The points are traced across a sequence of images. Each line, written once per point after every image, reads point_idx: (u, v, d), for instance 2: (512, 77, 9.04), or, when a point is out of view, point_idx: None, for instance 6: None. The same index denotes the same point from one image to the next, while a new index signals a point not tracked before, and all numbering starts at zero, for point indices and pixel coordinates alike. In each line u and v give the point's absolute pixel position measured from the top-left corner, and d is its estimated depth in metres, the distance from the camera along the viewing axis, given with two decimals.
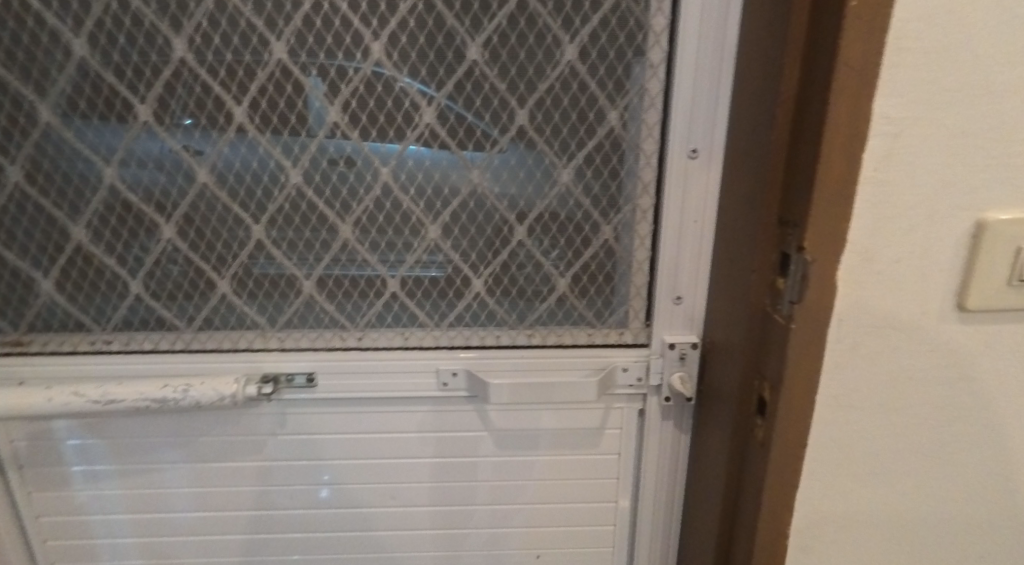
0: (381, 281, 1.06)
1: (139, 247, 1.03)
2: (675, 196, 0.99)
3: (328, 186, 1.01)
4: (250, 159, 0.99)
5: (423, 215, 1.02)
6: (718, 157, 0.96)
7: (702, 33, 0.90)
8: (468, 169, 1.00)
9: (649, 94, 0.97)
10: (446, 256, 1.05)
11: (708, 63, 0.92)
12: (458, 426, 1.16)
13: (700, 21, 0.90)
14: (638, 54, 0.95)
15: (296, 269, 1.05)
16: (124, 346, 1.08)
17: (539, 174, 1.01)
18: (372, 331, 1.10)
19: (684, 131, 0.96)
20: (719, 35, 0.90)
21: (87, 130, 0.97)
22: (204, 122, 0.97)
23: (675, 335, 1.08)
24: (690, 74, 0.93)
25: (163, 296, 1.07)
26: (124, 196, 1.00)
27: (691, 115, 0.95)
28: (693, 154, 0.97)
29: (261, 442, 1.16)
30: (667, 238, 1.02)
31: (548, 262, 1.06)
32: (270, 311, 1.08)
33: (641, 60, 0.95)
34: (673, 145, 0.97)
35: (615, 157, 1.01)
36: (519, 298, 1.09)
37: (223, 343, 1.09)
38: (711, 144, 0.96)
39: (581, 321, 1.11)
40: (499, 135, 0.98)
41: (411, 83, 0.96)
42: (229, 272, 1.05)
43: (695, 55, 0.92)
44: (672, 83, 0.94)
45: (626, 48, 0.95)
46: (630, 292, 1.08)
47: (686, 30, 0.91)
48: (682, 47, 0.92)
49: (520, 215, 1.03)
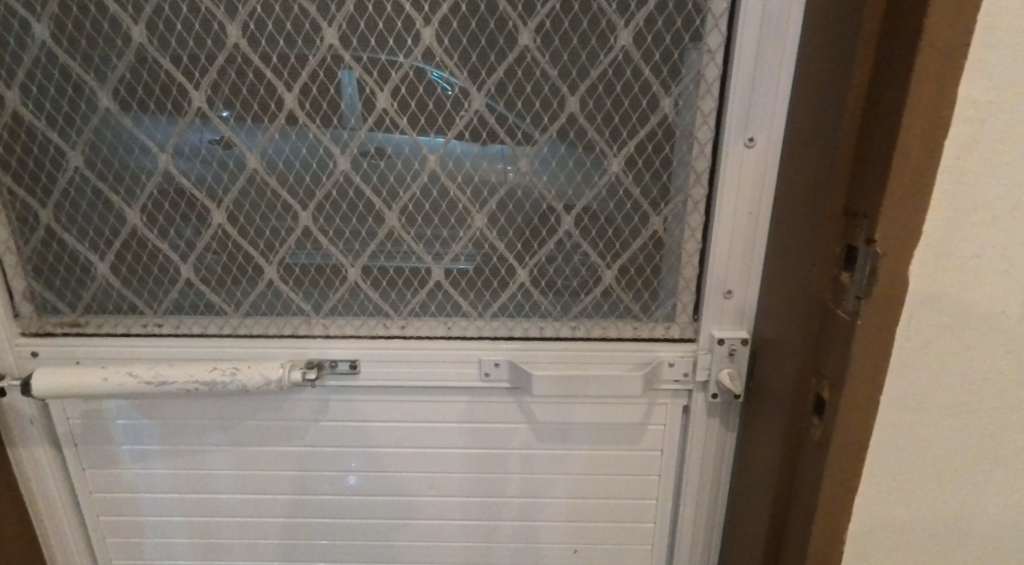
0: (426, 270, 1.06)
1: (190, 232, 1.05)
2: (730, 187, 0.96)
3: (375, 173, 1.01)
4: (299, 146, 1.00)
5: (470, 203, 1.01)
6: (775, 146, 0.93)
7: (765, 16, 0.87)
8: (517, 156, 0.98)
9: (706, 81, 0.93)
10: (491, 246, 1.04)
11: (770, 47, 0.88)
12: (499, 418, 1.16)
13: (764, 3, 0.87)
14: (697, 38, 0.92)
15: (341, 256, 1.05)
16: (175, 329, 1.11)
17: (589, 164, 0.98)
18: (415, 320, 1.09)
19: (742, 118, 0.92)
20: (783, 18, 0.86)
21: (143, 116, 0.99)
22: (256, 108, 0.98)
23: (724, 331, 1.05)
24: (750, 60, 0.89)
25: (213, 281, 1.08)
26: (178, 182, 1.02)
27: (751, 103, 0.91)
28: (750, 143, 0.93)
29: (303, 428, 1.18)
30: (720, 230, 0.99)
31: (595, 253, 1.04)
32: (315, 297, 1.09)
33: (699, 44, 0.92)
34: (730, 133, 0.93)
35: (668, 146, 0.97)
36: (563, 290, 1.07)
37: (269, 328, 1.10)
38: (771, 131, 0.93)
39: (626, 315, 1.08)
40: (549, 122, 0.96)
41: (461, 68, 0.94)
42: (276, 258, 1.06)
43: (757, 40, 0.88)
44: (732, 68, 0.91)
45: (684, 32, 0.92)
46: (679, 286, 1.05)
47: (749, 13, 0.87)
48: (743, 31, 0.88)
49: (568, 205, 1.01)
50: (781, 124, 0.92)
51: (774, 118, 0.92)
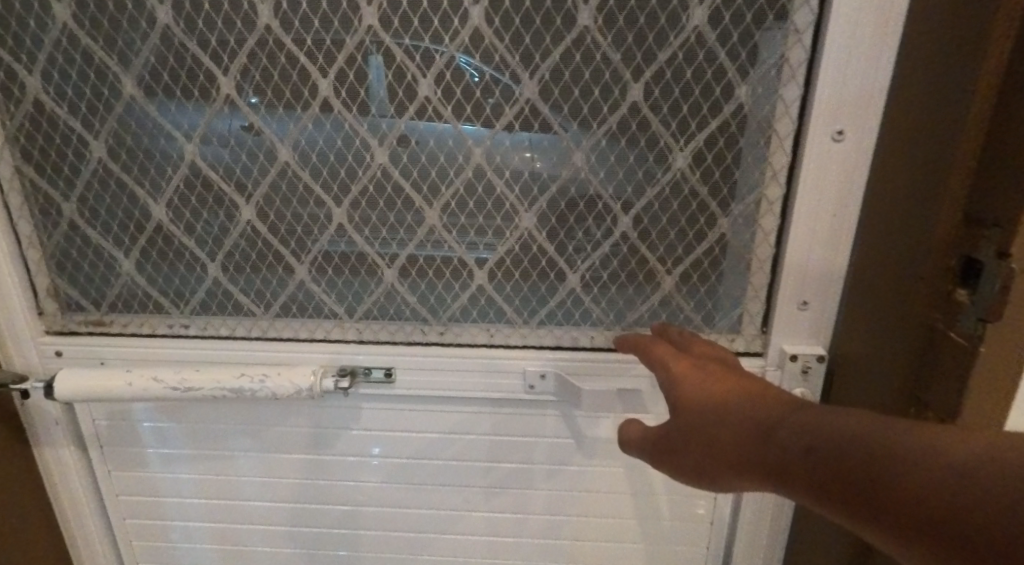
0: (468, 273, 0.98)
1: (218, 228, 0.99)
2: (812, 186, 0.86)
3: (415, 167, 0.93)
4: (334, 137, 0.92)
5: (518, 201, 0.93)
6: (867, 139, 0.83)
7: None
8: (571, 150, 0.90)
9: (791, 66, 0.83)
10: (539, 248, 0.95)
11: (866, 28, 0.78)
12: (542, 432, 1.07)
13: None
14: (782, 17, 0.81)
15: (377, 257, 0.98)
16: (202, 330, 1.05)
17: (651, 159, 0.89)
18: (455, 326, 1.01)
19: (831, 108, 0.82)
20: None
21: (169, 104, 0.92)
22: (288, 96, 0.90)
23: (797, 346, 0.94)
24: (844, 44, 0.79)
25: (241, 280, 1.02)
26: (205, 174, 0.96)
27: (843, 93, 0.81)
28: (838, 136, 0.83)
29: (334, 437, 1.10)
30: (796, 233, 0.89)
31: (654, 257, 0.94)
32: (349, 300, 1.01)
33: (785, 25, 0.82)
34: (816, 125, 0.83)
35: (740, 140, 0.87)
36: (618, 297, 0.97)
37: (300, 332, 1.03)
38: (862, 124, 0.83)
39: (686, 325, 0.98)
40: (608, 111, 0.87)
41: (513, 52, 0.86)
42: (307, 258, 0.99)
43: (852, 18, 0.78)
44: (821, 54, 0.81)
45: (765, 10, 0.81)
46: (747, 295, 0.95)
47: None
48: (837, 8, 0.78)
49: (626, 204, 0.92)
50: (875, 115, 0.82)
51: (868, 109, 0.82)
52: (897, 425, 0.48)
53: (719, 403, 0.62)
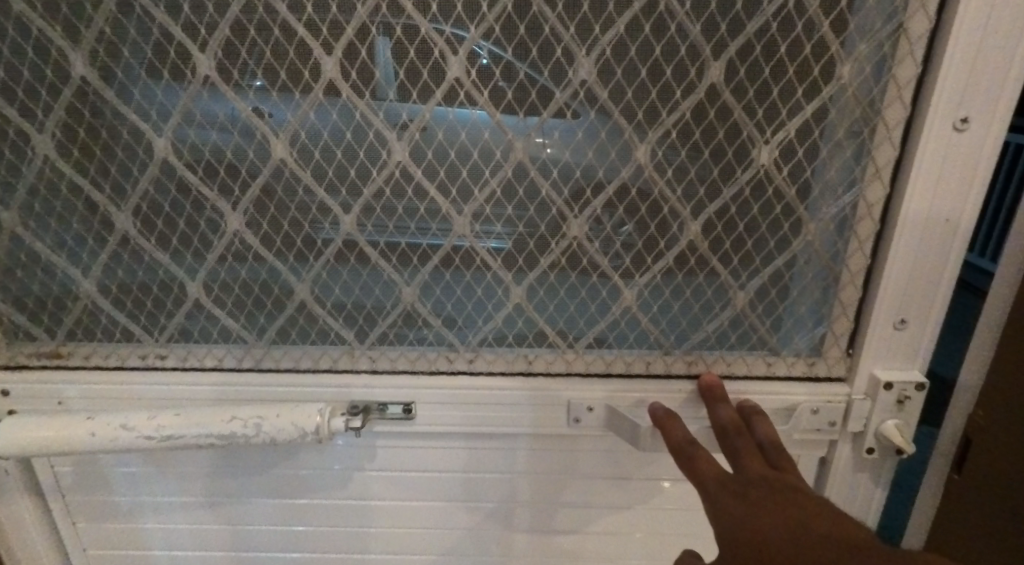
0: (504, 290, 0.82)
1: (200, 241, 0.82)
2: (922, 184, 0.73)
3: (443, 166, 0.77)
4: (342, 129, 0.75)
5: (567, 206, 0.78)
6: (995, 130, 0.71)
7: None
8: (633, 145, 0.75)
9: (909, 40, 0.70)
10: (589, 262, 0.80)
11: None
12: (587, 469, 0.92)
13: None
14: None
15: (394, 275, 0.82)
16: (182, 361, 0.87)
17: (729, 154, 0.75)
18: (487, 351, 0.86)
19: (955, 93, 0.70)
20: None
21: (132, 88, 0.75)
22: (283, 77, 0.73)
23: (889, 371, 0.81)
24: (975, 15, 0.67)
25: (229, 302, 0.85)
26: (181, 175, 0.79)
27: (970, 74, 0.69)
28: (962, 124, 0.71)
29: (344, 479, 0.94)
30: (900, 241, 0.76)
31: (726, 270, 0.80)
32: (360, 323, 0.85)
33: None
34: (934, 112, 0.71)
35: (833, 129, 0.74)
36: (681, 317, 0.83)
37: (301, 362, 0.87)
38: (991, 113, 0.71)
39: (760, 347, 0.84)
40: (682, 96, 0.73)
41: (567, 23, 0.70)
42: (309, 275, 0.82)
43: None
44: (949, 25, 0.68)
45: None
46: (833, 311, 0.81)
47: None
48: None
49: (696, 208, 0.77)
50: (1008, 103, 0.70)
51: (999, 93, 0.70)
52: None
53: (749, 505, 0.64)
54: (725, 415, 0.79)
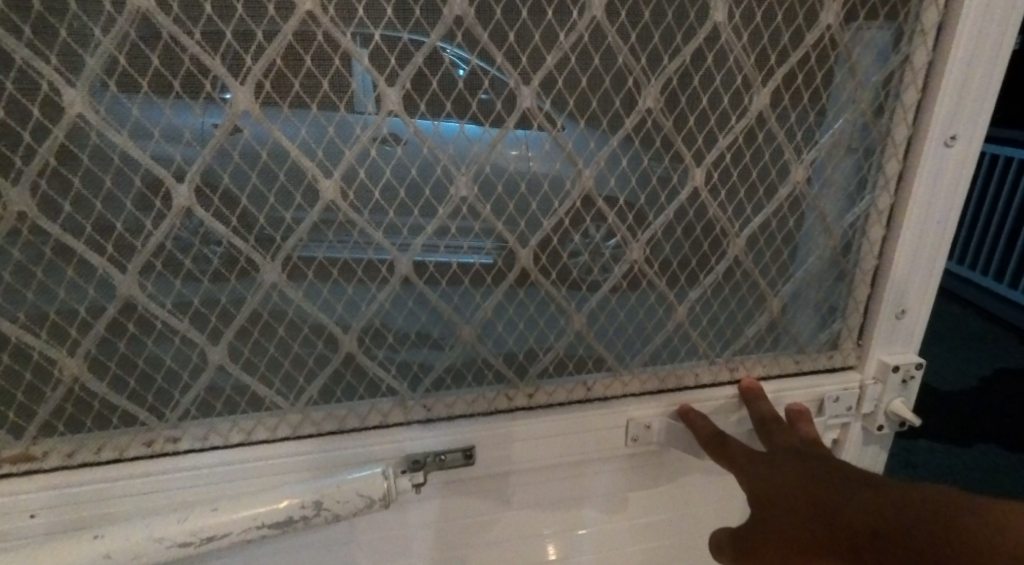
0: (566, 320, 0.81)
1: (228, 300, 0.71)
2: (922, 191, 0.85)
3: (511, 199, 0.74)
4: (406, 166, 0.69)
5: (630, 232, 0.79)
6: (972, 145, 0.84)
7: None
8: (691, 169, 0.77)
9: (914, 68, 0.80)
10: (648, 284, 0.82)
11: (984, 30, 0.78)
12: (640, 486, 0.93)
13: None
14: (906, 18, 0.78)
15: (455, 315, 0.77)
16: (200, 441, 0.76)
17: (772, 174, 0.81)
18: (547, 383, 0.84)
19: (948, 114, 0.82)
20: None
21: (150, 127, 0.62)
22: (342, 110, 0.66)
23: (893, 356, 0.93)
24: (966, 47, 0.78)
25: (262, 364, 0.75)
26: (207, 227, 0.67)
27: (958, 97, 0.81)
28: (951, 141, 0.83)
29: (392, 541, 0.86)
30: (903, 241, 0.87)
31: (765, 280, 0.86)
32: (414, 372, 0.80)
33: (907, 24, 0.78)
34: (932, 129, 0.82)
35: (850, 149, 0.83)
36: (726, 327, 0.87)
37: (347, 420, 0.79)
38: (970, 131, 0.84)
39: (789, 347, 0.91)
40: (736, 121, 0.76)
41: (638, 54, 0.71)
42: (359, 324, 0.75)
43: (976, 23, 0.78)
44: (947, 55, 0.79)
45: (881, 8, 0.77)
46: (847, 308, 0.91)
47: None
48: (966, 10, 0.77)
49: (742, 225, 0.82)
50: (982, 123, 0.83)
51: (978, 114, 0.83)
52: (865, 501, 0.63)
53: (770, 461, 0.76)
54: (767, 410, 0.85)
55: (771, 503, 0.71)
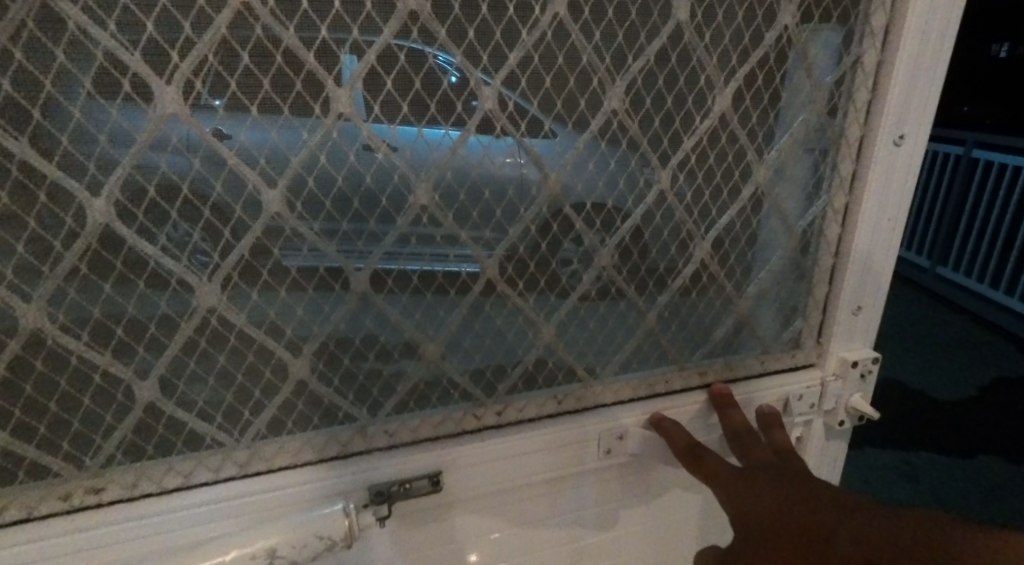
0: (534, 333, 0.77)
1: (158, 329, 0.63)
2: (874, 191, 0.85)
3: (475, 207, 0.68)
4: (360, 174, 0.63)
5: (599, 238, 0.74)
6: (918, 144, 0.85)
7: None
8: (658, 171, 0.74)
9: (865, 70, 0.80)
10: (617, 291, 0.78)
11: (928, 32, 0.79)
12: (616, 499, 0.90)
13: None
14: (856, 20, 0.78)
15: (418, 333, 0.72)
16: (130, 489, 0.67)
17: (735, 174, 0.79)
18: (517, 399, 0.80)
19: (896, 114, 0.82)
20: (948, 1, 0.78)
21: (59, 133, 0.53)
22: (286, 113, 0.59)
23: (851, 351, 0.94)
24: (912, 49, 0.79)
25: (200, 399, 0.67)
26: (131, 247, 0.58)
27: (906, 98, 0.82)
28: (898, 141, 0.84)
29: None
30: (858, 240, 0.87)
31: (730, 282, 0.85)
32: (374, 395, 0.74)
33: (858, 26, 0.78)
34: (882, 130, 0.82)
35: (808, 150, 0.83)
36: (692, 332, 0.86)
37: (301, 453, 0.72)
38: (916, 130, 0.84)
39: (753, 348, 0.91)
40: (700, 122, 0.74)
41: (603, 53, 0.67)
42: (312, 348, 0.69)
43: (920, 24, 0.78)
44: (895, 57, 0.79)
45: (834, 10, 0.76)
46: (808, 307, 0.91)
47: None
48: (910, 12, 0.77)
49: (707, 227, 0.80)
50: (927, 122, 0.84)
51: (923, 113, 0.84)
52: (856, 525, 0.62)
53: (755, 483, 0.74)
54: (740, 420, 0.84)
55: (774, 533, 0.68)
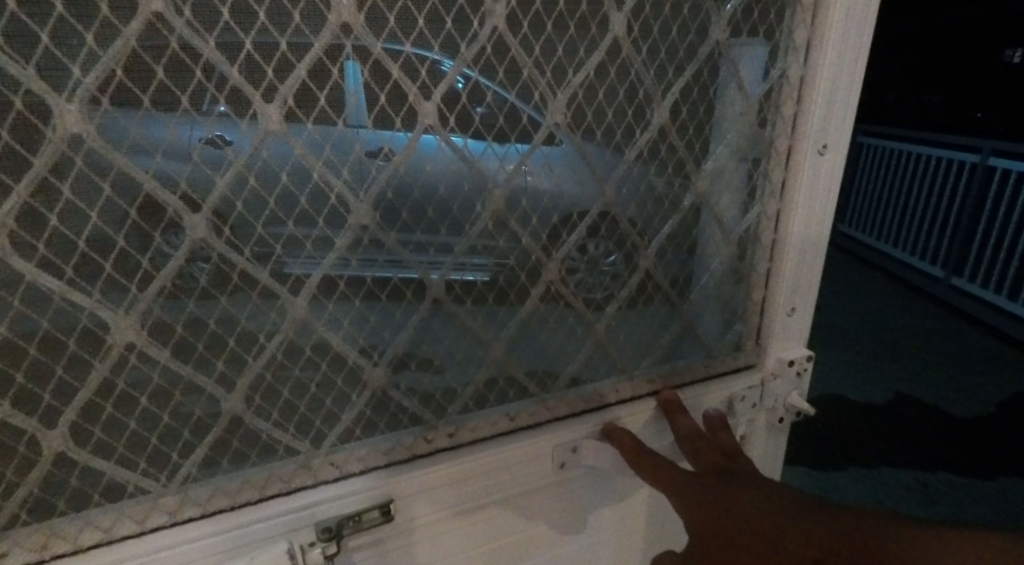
0: (483, 351, 0.75)
1: (68, 372, 0.56)
2: (803, 199, 0.87)
3: (420, 225, 0.65)
4: (294, 195, 0.58)
5: (545, 253, 0.73)
6: (841, 153, 0.86)
7: (848, 9, 0.79)
8: (601, 184, 0.73)
9: (790, 83, 0.81)
10: (565, 304, 0.77)
11: (845, 47, 0.80)
12: (572, 510, 0.89)
13: (846, 6, 0.78)
14: (780, 36, 0.79)
15: (361, 359, 0.68)
16: (42, 551, 0.60)
17: (677, 185, 0.79)
18: (468, 420, 0.77)
19: (819, 124, 0.83)
20: (865, 14, 0.80)
21: None
22: (207, 132, 0.53)
23: (788, 351, 0.97)
24: (832, 63, 0.80)
25: (121, 443, 0.61)
26: (34, 283, 0.52)
27: (827, 108, 0.83)
28: (822, 150, 0.85)
29: None
30: (790, 246, 0.89)
31: (673, 291, 0.85)
32: (316, 426, 0.70)
33: (782, 41, 0.79)
34: (806, 140, 0.84)
35: (744, 161, 0.83)
36: (637, 342, 0.86)
37: (240, 494, 0.67)
38: (838, 138, 0.85)
39: (696, 352, 0.92)
40: (640, 135, 0.74)
41: (543, 67, 0.65)
42: (246, 382, 0.64)
43: (837, 37, 0.79)
44: (817, 71, 0.80)
45: (761, 24, 0.77)
46: (747, 310, 0.93)
47: (832, 10, 0.78)
48: (826, 26, 0.79)
49: (651, 237, 0.80)
50: (848, 130, 0.85)
51: (842, 122, 0.85)
52: (833, 517, 0.64)
53: (711, 483, 0.74)
54: (689, 425, 0.84)
55: (756, 530, 0.67)
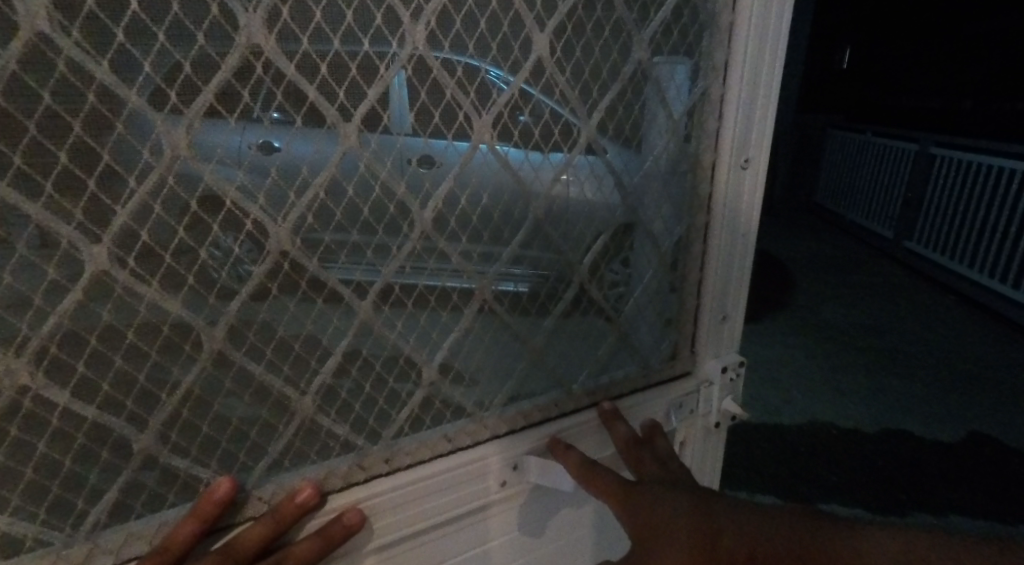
0: (416, 373, 0.73)
1: None
2: (727, 211, 0.89)
3: (344, 249, 0.62)
4: (205, 223, 0.55)
5: (478, 272, 0.72)
6: (761, 165, 0.90)
7: (761, 31, 0.81)
8: (532, 202, 0.72)
9: (711, 101, 0.82)
10: (499, 322, 0.76)
11: (760, 67, 0.83)
12: (516, 527, 0.88)
13: (760, 28, 0.81)
14: (700, 54, 0.80)
15: (287, 389, 0.65)
16: None
17: (607, 200, 0.79)
18: (404, 443, 0.75)
19: (739, 141, 0.86)
20: (777, 34, 0.82)
21: None
22: (106, 158, 0.50)
23: (720, 357, 0.99)
24: (748, 82, 0.83)
25: (16, 494, 0.56)
26: None
27: (746, 125, 0.85)
28: (744, 164, 0.88)
29: None
30: (717, 256, 0.91)
31: (608, 303, 0.86)
32: (240, 459, 0.67)
33: (702, 61, 0.80)
34: (727, 156, 0.86)
35: (671, 177, 0.85)
36: (572, 356, 0.86)
37: (157, 537, 0.63)
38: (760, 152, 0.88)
39: (633, 364, 0.92)
40: (568, 152, 0.74)
41: (467, 87, 0.64)
42: (159, 420, 0.60)
43: (753, 57, 0.82)
44: (735, 90, 0.82)
45: (681, 43, 0.78)
46: (681, 320, 0.94)
47: (746, 32, 0.80)
48: (742, 48, 0.81)
49: (584, 252, 0.80)
50: (767, 144, 0.88)
51: (762, 137, 0.87)
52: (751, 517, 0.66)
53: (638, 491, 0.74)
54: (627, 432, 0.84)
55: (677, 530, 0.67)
